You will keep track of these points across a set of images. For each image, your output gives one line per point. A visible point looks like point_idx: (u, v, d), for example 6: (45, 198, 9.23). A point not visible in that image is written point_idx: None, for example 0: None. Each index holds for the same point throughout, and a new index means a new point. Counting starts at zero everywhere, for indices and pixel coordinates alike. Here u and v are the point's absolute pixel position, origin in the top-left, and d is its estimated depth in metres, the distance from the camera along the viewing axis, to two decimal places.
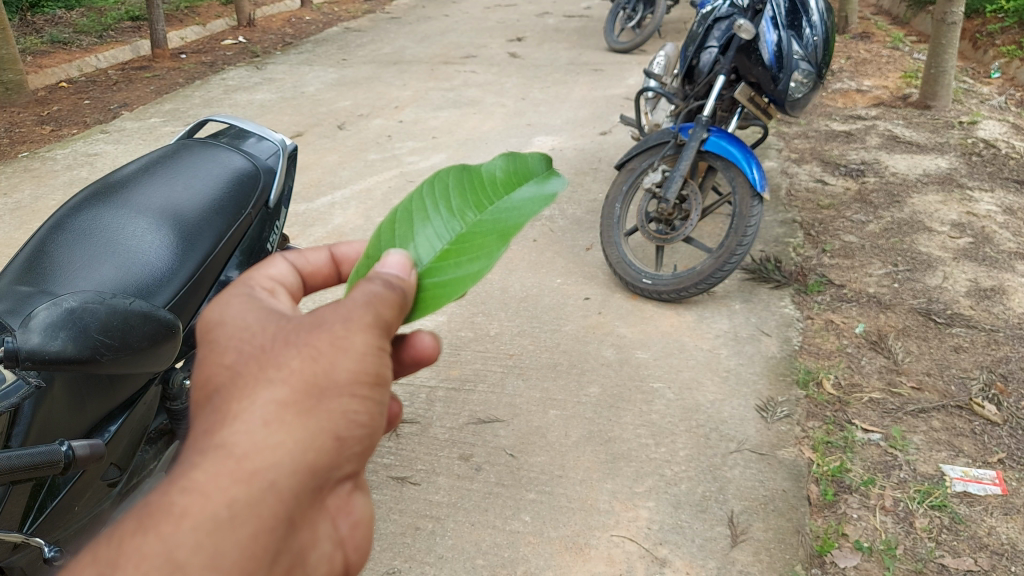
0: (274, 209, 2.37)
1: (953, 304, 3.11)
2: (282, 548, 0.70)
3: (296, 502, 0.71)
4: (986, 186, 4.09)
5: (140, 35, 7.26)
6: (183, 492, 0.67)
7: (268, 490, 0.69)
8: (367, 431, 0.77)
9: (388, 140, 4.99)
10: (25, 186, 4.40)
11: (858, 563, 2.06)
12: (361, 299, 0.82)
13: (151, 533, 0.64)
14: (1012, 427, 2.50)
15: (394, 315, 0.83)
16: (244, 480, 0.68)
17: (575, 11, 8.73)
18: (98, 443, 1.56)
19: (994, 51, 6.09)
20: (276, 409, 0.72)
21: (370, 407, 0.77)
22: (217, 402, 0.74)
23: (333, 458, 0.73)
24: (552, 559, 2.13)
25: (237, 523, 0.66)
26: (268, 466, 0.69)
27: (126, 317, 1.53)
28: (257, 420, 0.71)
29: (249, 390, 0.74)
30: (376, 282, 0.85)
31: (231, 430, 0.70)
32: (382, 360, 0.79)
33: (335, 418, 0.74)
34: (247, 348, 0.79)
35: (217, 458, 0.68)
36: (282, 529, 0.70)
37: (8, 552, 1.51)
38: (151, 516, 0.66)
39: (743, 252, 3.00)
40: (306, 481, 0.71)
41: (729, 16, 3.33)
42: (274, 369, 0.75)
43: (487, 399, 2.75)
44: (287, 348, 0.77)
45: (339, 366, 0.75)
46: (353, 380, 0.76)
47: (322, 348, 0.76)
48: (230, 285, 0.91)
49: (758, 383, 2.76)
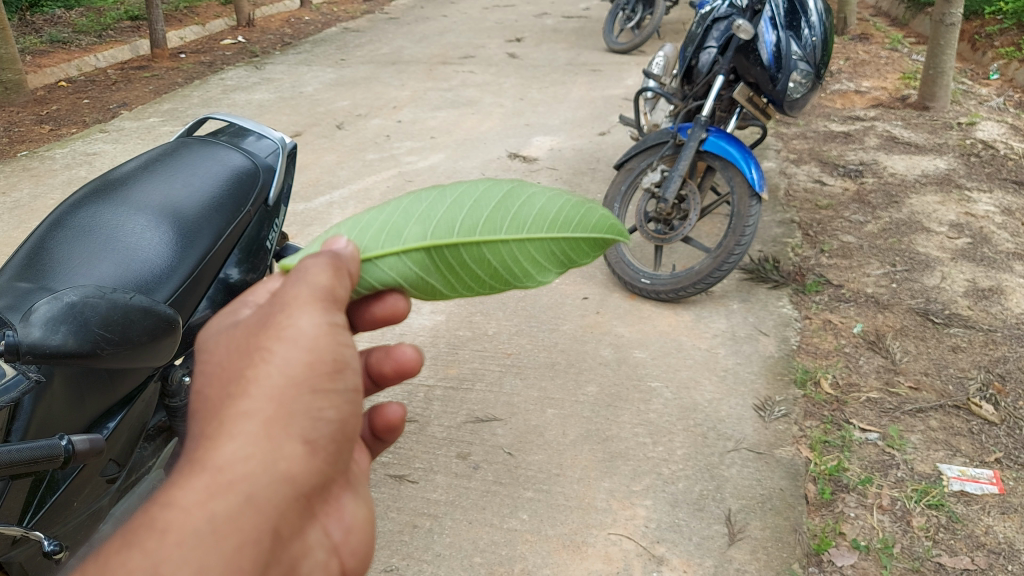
0: (274, 207, 2.36)
1: (951, 304, 3.11)
2: (272, 559, 0.68)
3: (280, 510, 0.69)
4: (984, 187, 4.10)
5: (139, 35, 7.24)
6: (165, 509, 0.64)
7: (246, 503, 0.66)
8: (339, 427, 0.75)
9: (387, 140, 4.99)
10: (23, 185, 4.40)
11: (855, 561, 2.06)
12: (301, 283, 0.81)
13: (136, 549, 0.61)
14: (1010, 427, 2.50)
15: (333, 281, 0.83)
16: (220, 493, 0.66)
17: (574, 11, 8.72)
18: (97, 438, 1.54)
19: (992, 53, 6.10)
20: (244, 420, 0.70)
21: (335, 400, 0.76)
22: (195, 426, 0.73)
23: (308, 462, 0.72)
24: (549, 557, 2.13)
25: (219, 535, 0.64)
26: (243, 478, 0.67)
27: (126, 312, 1.53)
28: (228, 432, 0.69)
29: (218, 407, 0.72)
30: (312, 255, 0.87)
31: (205, 448, 0.69)
32: (337, 341, 0.77)
33: (302, 420, 0.72)
34: (211, 367, 0.79)
35: (194, 475, 0.67)
36: (269, 542, 0.67)
37: (6, 547, 1.51)
38: (135, 533, 0.63)
39: (741, 252, 3.00)
40: (286, 490, 0.70)
41: (729, 16, 3.33)
42: (236, 382, 0.73)
43: (485, 398, 2.75)
44: (243, 357, 0.76)
45: (294, 361, 0.74)
46: (312, 372, 0.74)
47: (275, 346, 0.75)
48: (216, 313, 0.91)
49: (756, 383, 2.76)
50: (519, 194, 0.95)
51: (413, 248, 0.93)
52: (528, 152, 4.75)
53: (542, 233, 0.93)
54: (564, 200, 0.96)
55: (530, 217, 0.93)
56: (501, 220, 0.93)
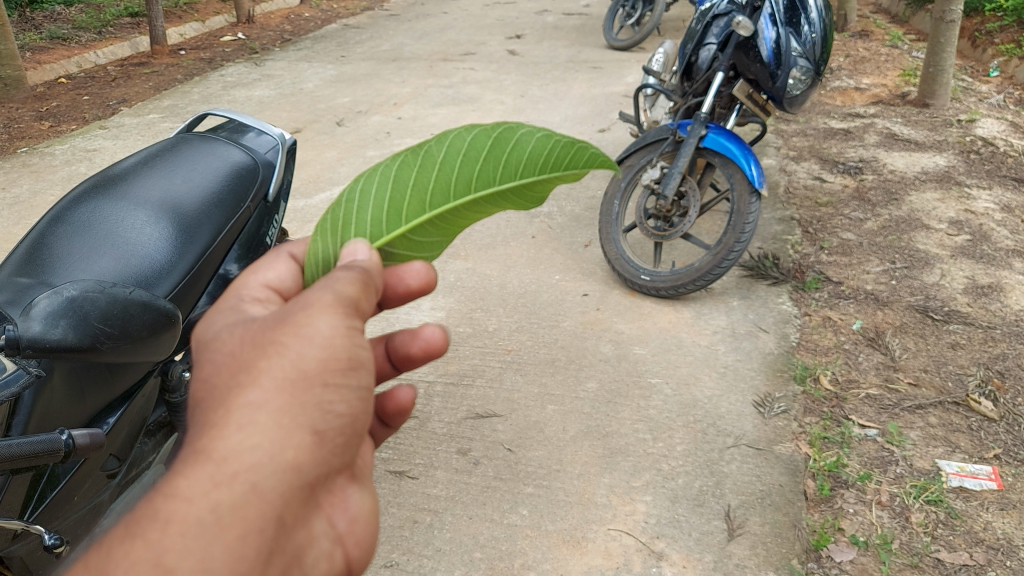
0: (273, 202, 2.36)
1: (950, 301, 3.12)
2: (276, 549, 0.68)
3: (285, 501, 0.69)
4: (983, 184, 4.10)
5: (139, 31, 7.22)
6: (168, 499, 0.65)
7: (251, 493, 0.67)
8: (349, 421, 0.75)
9: (387, 137, 4.99)
10: (23, 181, 4.40)
11: (854, 557, 2.07)
12: (322, 286, 0.81)
13: (139, 540, 0.62)
14: (1009, 423, 2.50)
15: (360, 293, 0.82)
16: (224, 483, 0.66)
17: (574, 8, 8.71)
18: (97, 433, 1.54)
19: (992, 50, 6.09)
20: (252, 411, 0.70)
21: (346, 395, 0.76)
22: (200, 414, 0.73)
23: (315, 453, 0.72)
24: (550, 552, 2.14)
25: (223, 525, 0.65)
26: (248, 468, 0.67)
27: (126, 307, 1.53)
28: (234, 423, 0.70)
29: (225, 397, 0.73)
30: (342, 269, 0.85)
31: (209, 437, 0.69)
32: (353, 341, 0.77)
33: (312, 412, 0.73)
34: (219, 357, 0.79)
35: (198, 465, 0.67)
36: (273, 531, 0.68)
37: (7, 541, 1.51)
38: (138, 524, 0.64)
39: (742, 248, 3.00)
40: (291, 481, 0.70)
41: (728, 13, 3.32)
42: (246, 372, 0.74)
43: (485, 394, 2.76)
44: (256, 349, 0.76)
45: (308, 356, 0.74)
46: (324, 368, 0.74)
47: (289, 340, 0.75)
48: (220, 296, 0.92)
49: (756, 379, 2.76)
50: (502, 142, 0.88)
51: (414, 224, 0.93)
52: None
53: (533, 177, 0.92)
54: (551, 135, 0.89)
55: (516, 164, 0.90)
56: (490, 178, 0.90)
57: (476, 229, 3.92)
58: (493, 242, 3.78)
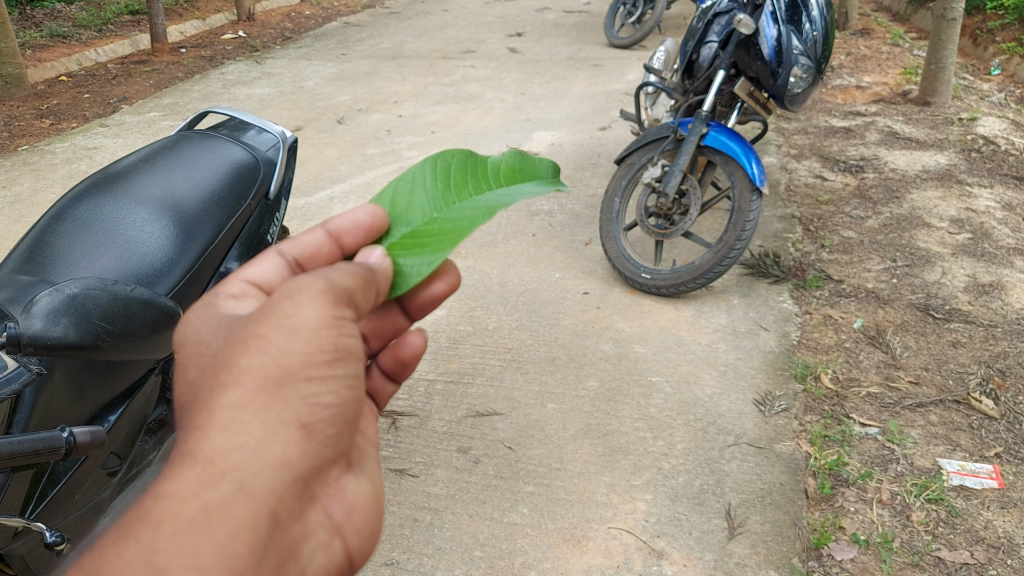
0: (274, 201, 2.36)
1: (951, 299, 3.12)
2: (272, 544, 0.69)
3: (278, 497, 0.70)
4: (985, 182, 4.09)
5: (139, 29, 7.22)
6: (157, 501, 0.65)
7: (240, 490, 0.67)
8: (337, 410, 0.76)
9: (387, 135, 4.99)
10: (24, 179, 4.40)
11: (854, 555, 2.07)
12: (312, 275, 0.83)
13: (131, 541, 0.62)
14: (1010, 422, 2.50)
15: (355, 285, 0.86)
16: (213, 480, 0.66)
17: (575, 6, 8.68)
18: (98, 430, 1.54)
19: (994, 48, 6.08)
20: (236, 410, 0.70)
21: (332, 385, 0.76)
22: (187, 417, 0.73)
23: (303, 446, 0.72)
24: (550, 551, 2.14)
25: (213, 522, 0.65)
26: (235, 466, 0.68)
27: (127, 304, 1.54)
28: (218, 423, 0.70)
29: (208, 398, 0.73)
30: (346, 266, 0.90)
31: (195, 439, 0.69)
32: (339, 332, 0.78)
33: (297, 405, 0.73)
34: (204, 361, 0.80)
35: (183, 467, 0.67)
36: (266, 526, 0.68)
37: (8, 539, 1.52)
38: (130, 526, 0.64)
39: (743, 246, 2.99)
40: (282, 476, 0.70)
41: (729, 11, 3.31)
42: (228, 370, 0.73)
43: (486, 392, 2.76)
44: (237, 347, 0.76)
45: (291, 351, 0.74)
46: (308, 362, 0.74)
47: (270, 335, 0.75)
48: (196, 301, 0.94)
49: (756, 378, 2.76)
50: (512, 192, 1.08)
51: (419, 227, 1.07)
52: (528, 147, 4.74)
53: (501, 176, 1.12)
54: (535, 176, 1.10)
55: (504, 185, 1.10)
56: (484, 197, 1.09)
57: (477, 228, 3.92)
58: (493, 240, 3.77)
